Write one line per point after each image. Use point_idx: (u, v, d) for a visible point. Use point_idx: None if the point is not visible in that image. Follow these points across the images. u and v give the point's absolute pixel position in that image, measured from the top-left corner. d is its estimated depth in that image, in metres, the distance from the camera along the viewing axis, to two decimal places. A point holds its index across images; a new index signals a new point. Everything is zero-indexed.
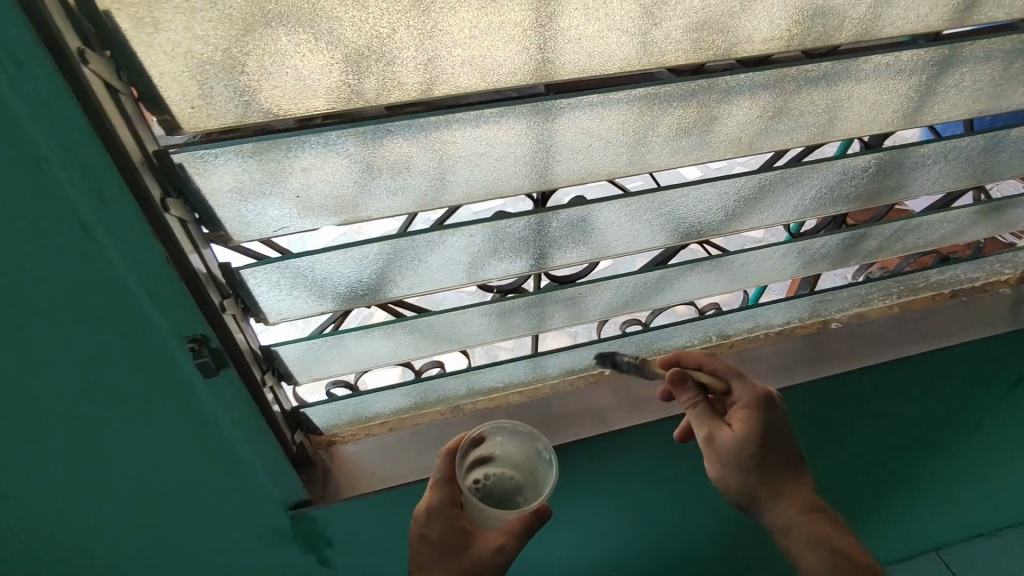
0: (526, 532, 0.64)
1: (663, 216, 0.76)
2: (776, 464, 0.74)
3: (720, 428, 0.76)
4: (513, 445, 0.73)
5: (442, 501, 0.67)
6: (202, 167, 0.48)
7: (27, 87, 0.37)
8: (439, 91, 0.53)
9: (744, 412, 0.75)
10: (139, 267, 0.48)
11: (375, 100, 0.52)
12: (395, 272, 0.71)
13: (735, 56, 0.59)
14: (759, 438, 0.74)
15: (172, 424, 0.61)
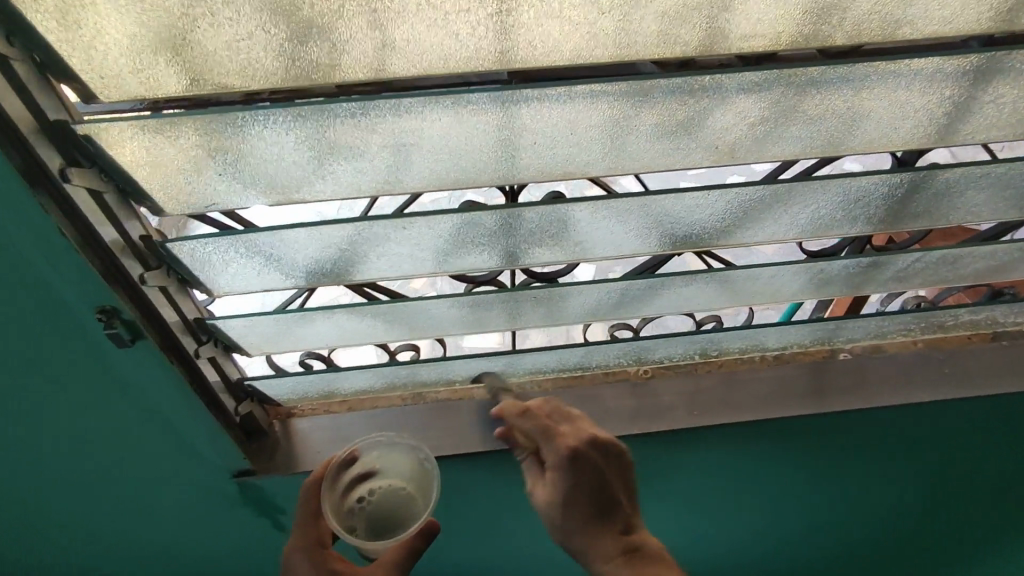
0: (411, 556, 0.65)
1: (644, 222, 0.71)
2: (588, 518, 0.65)
3: (537, 484, 0.69)
4: (395, 458, 0.73)
5: (307, 543, 0.68)
6: (111, 138, 0.47)
7: None
8: (391, 71, 0.50)
9: (549, 476, 0.67)
10: (36, 233, 0.50)
11: (320, 78, 0.49)
12: (345, 257, 0.69)
13: (733, 52, 0.52)
14: (561, 500, 0.66)
15: (100, 382, 0.63)
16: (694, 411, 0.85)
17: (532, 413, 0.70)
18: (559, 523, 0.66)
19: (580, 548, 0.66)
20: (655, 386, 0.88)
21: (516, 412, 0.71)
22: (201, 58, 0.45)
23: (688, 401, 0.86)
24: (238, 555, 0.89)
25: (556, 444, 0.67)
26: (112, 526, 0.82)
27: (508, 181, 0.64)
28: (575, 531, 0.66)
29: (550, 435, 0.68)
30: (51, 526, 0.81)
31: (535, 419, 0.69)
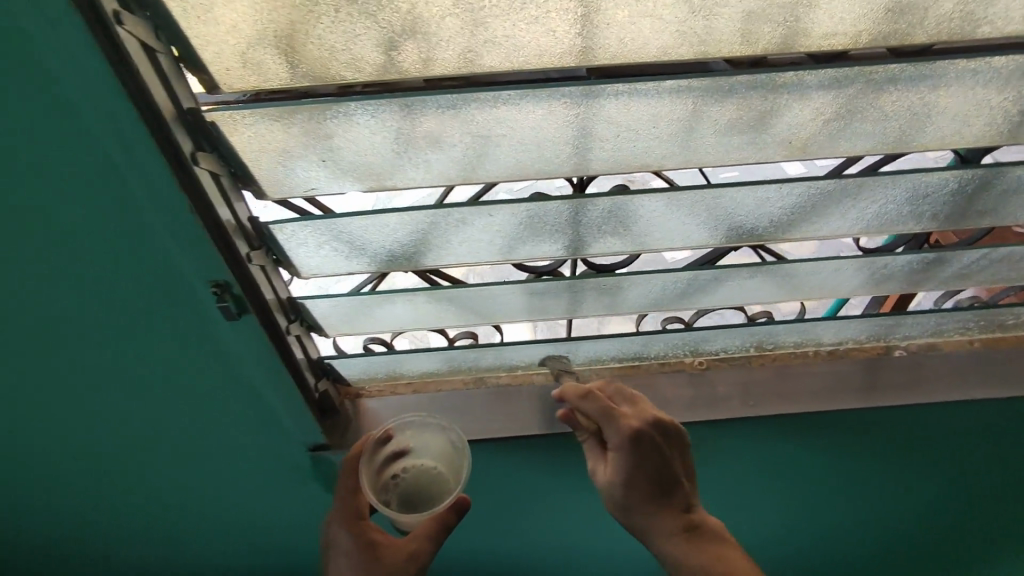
0: (445, 527, 0.74)
1: (707, 216, 0.73)
2: (646, 496, 0.74)
3: (599, 463, 0.78)
4: (427, 438, 0.80)
5: (345, 514, 0.78)
6: (234, 126, 0.51)
7: (60, 41, 0.42)
8: (476, 66, 0.53)
9: (611, 456, 0.76)
10: (167, 214, 0.53)
11: (411, 71, 0.53)
12: (422, 243, 0.73)
13: (803, 49, 0.54)
14: (620, 479, 0.75)
15: (200, 357, 0.67)
16: (753, 402, 0.86)
17: (593, 398, 0.77)
18: (621, 499, 0.75)
19: (637, 522, 0.75)
20: (710, 377, 0.89)
21: (578, 397, 0.78)
22: (305, 53, 0.49)
23: (746, 392, 0.87)
24: (305, 526, 0.95)
25: (618, 426, 0.75)
26: (192, 493, 0.87)
27: (581, 172, 0.67)
28: (633, 506, 0.75)
29: (613, 418, 0.76)
30: (137, 495, 0.87)
31: (599, 403, 0.77)
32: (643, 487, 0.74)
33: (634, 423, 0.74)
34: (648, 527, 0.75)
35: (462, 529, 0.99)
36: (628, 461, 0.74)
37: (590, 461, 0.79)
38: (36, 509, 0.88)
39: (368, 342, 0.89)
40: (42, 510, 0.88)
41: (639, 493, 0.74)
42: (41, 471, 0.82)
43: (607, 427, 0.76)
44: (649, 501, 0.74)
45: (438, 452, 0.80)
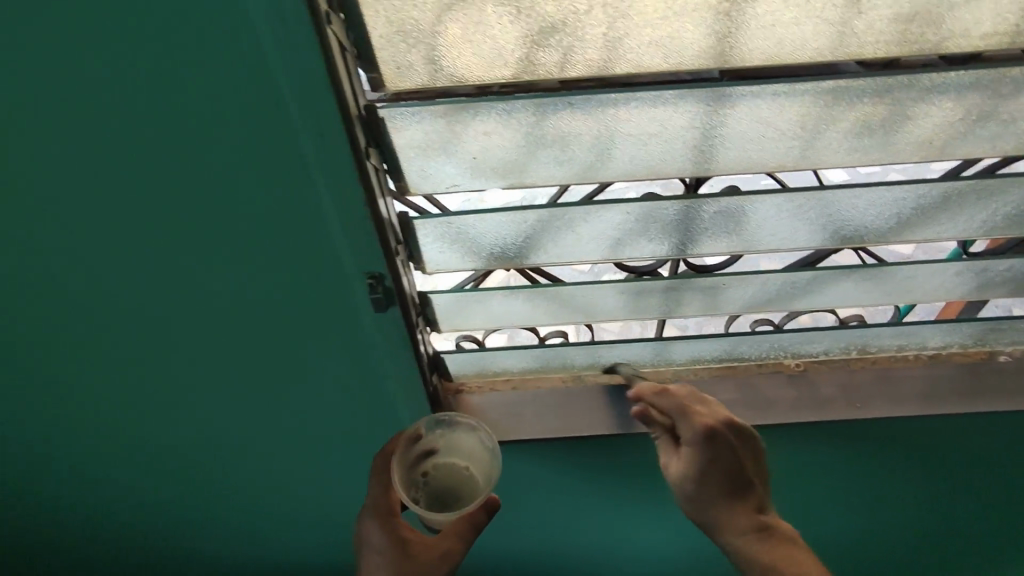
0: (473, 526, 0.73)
1: (824, 215, 0.70)
2: (721, 493, 0.73)
3: (671, 457, 0.76)
4: (459, 436, 0.79)
5: (380, 509, 0.76)
6: (401, 123, 0.55)
7: (282, 41, 0.43)
8: (616, 69, 0.54)
9: (685, 451, 0.74)
10: (342, 208, 0.55)
11: (550, 73, 0.54)
12: (535, 240, 0.71)
13: (932, 50, 0.54)
14: (696, 475, 0.73)
15: (338, 345, 0.69)
16: (858, 404, 0.87)
17: (670, 393, 0.75)
18: (693, 493, 0.74)
19: (715, 518, 0.74)
20: (812, 377, 0.91)
21: (654, 393, 0.76)
22: (442, 47, 0.51)
23: (849, 393, 0.88)
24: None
25: (693, 423, 0.73)
26: (302, 467, 0.92)
27: (697, 175, 0.65)
28: (713, 503, 0.74)
29: (688, 413, 0.74)
30: (248, 469, 0.92)
31: (673, 398, 0.75)
32: (723, 483, 0.73)
33: (721, 420, 0.73)
34: (725, 526, 0.73)
35: (551, 504, 1.03)
36: (710, 456, 0.72)
37: (662, 455, 0.77)
38: (152, 482, 0.94)
39: (460, 340, 0.89)
40: (159, 482, 0.94)
41: (716, 488, 0.73)
42: (163, 447, 0.86)
43: (679, 421, 0.74)
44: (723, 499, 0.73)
45: (467, 453, 0.79)
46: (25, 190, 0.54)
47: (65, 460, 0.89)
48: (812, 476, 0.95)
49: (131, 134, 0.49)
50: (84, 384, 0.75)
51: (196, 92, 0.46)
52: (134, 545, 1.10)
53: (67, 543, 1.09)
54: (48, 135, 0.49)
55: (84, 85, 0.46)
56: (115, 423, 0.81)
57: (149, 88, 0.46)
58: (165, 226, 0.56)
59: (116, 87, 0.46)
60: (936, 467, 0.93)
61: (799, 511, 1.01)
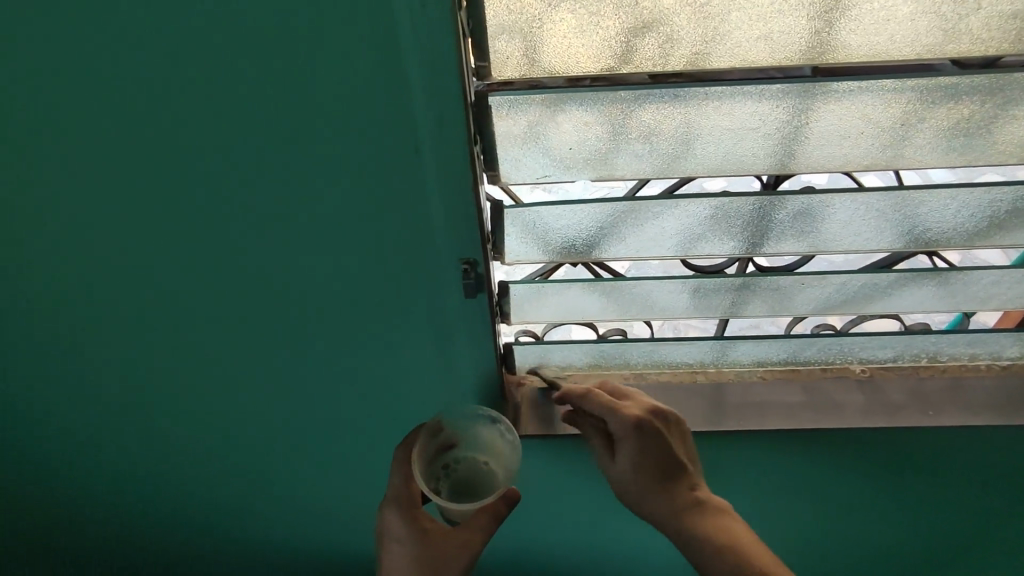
0: (497, 518, 0.71)
1: (905, 216, 0.69)
2: (655, 482, 0.72)
3: (607, 458, 0.76)
4: (477, 428, 0.74)
5: (401, 501, 0.76)
6: (504, 111, 0.56)
7: (419, 25, 0.45)
8: (707, 62, 0.54)
9: (617, 446, 0.73)
10: (448, 193, 0.56)
11: (642, 66, 0.54)
12: (611, 234, 0.71)
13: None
14: (630, 465, 0.72)
15: (419, 331, 0.71)
16: (931, 411, 0.87)
17: (592, 393, 0.76)
18: (631, 486, 0.73)
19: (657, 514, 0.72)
20: (879, 383, 0.90)
21: (578, 396, 0.76)
22: (548, 34, 0.51)
23: (919, 401, 0.88)
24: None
25: (620, 415, 0.73)
26: (362, 455, 0.93)
27: (780, 173, 0.65)
28: (648, 496, 0.72)
29: (613, 408, 0.74)
30: (312, 454, 0.93)
31: (599, 398, 0.75)
32: (649, 470, 0.72)
33: (637, 410, 0.73)
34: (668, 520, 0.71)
35: (603, 503, 1.03)
36: (637, 445, 0.72)
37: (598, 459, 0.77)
38: (216, 465, 0.95)
39: (518, 333, 0.88)
40: (223, 465, 0.95)
41: (649, 478, 0.72)
42: (233, 428, 0.88)
43: (606, 416, 0.74)
44: (656, 488, 0.71)
45: (488, 445, 0.75)
46: (149, 161, 0.56)
47: (135, 440, 0.91)
48: (872, 483, 0.94)
49: (261, 106, 0.51)
50: (170, 359, 0.77)
51: (329, 72, 0.48)
52: (186, 533, 1.11)
53: (121, 529, 1.10)
54: (181, 106, 0.52)
55: (225, 60, 0.48)
56: (188, 401, 0.83)
57: (285, 62, 0.48)
58: (275, 201, 0.58)
59: (254, 60, 0.48)
60: (1002, 478, 0.92)
61: (855, 518, 1.00)
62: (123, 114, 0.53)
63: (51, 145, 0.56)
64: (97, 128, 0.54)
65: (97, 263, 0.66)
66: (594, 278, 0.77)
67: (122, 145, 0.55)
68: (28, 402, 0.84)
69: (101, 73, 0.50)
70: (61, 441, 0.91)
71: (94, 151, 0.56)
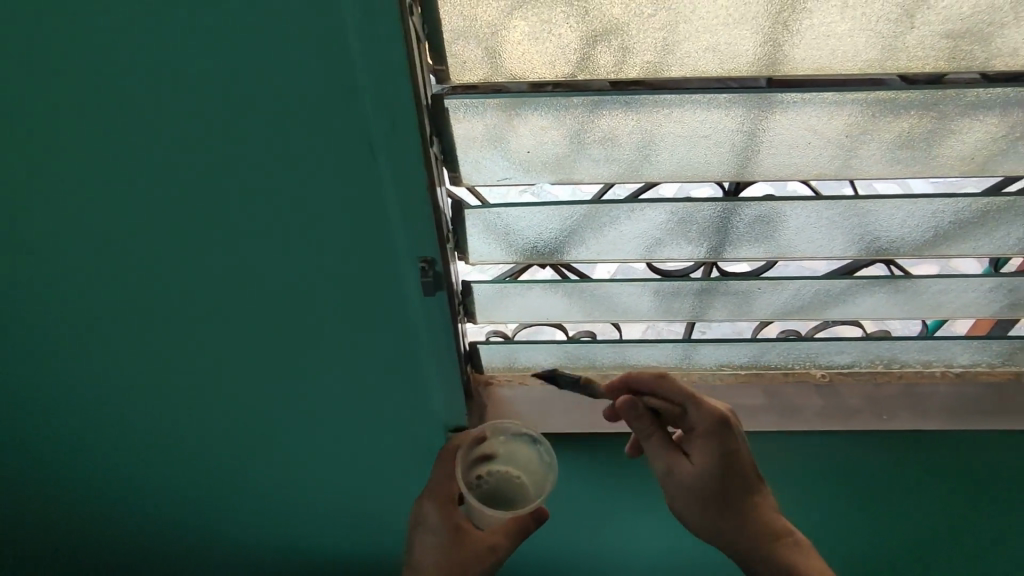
0: (522, 531, 0.80)
1: (856, 224, 0.71)
2: (738, 480, 0.79)
3: (680, 461, 0.78)
4: (516, 446, 0.80)
5: (439, 494, 0.85)
6: (463, 114, 0.58)
7: (371, 29, 0.46)
8: (660, 72, 0.56)
9: (700, 442, 0.78)
10: (405, 192, 0.57)
11: (602, 74, 0.56)
12: (572, 237, 0.73)
13: (976, 68, 0.55)
14: (716, 463, 0.77)
15: (381, 329, 0.72)
16: (884, 416, 0.89)
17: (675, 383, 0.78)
18: (710, 485, 0.77)
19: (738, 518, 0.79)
20: (838, 388, 0.92)
21: (659, 381, 0.78)
22: (503, 40, 0.53)
23: (876, 405, 0.90)
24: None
25: (705, 412, 0.78)
26: (329, 454, 0.94)
27: (736, 180, 0.67)
28: (727, 493, 0.78)
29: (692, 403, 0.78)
30: (279, 454, 0.93)
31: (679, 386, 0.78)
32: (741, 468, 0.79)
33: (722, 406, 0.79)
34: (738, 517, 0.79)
35: (570, 506, 1.04)
36: (732, 444, 0.77)
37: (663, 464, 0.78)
38: (184, 464, 0.95)
39: (489, 333, 0.90)
40: (192, 464, 0.95)
41: (734, 476, 0.78)
42: (200, 428, 0.88)
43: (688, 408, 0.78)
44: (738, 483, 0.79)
45: (525, 463, 0.80)
46: (111, 159, 0.57)
47: (102, 438, 0.90)
48: (831, 486, 0.96)
49: (218, 107, 0.52)
50: (135, 358, 0.77)
51: (283, 73, 0.50)
52: (154, 533, 1.11)
53: (87, 530, 1.10)
54: (139, 104, 0.53)
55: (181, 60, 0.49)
56: (152, 400, 0.83)
57: (241, 65, 0.49)
58: (236, 200, 0.59)
59: (211, 62, 0.49)
60: (956, 482, 0.94)
61: (816, 522, 1.02)
62: (82, 112, 0.54)
63: (13, 141, 0.57)
64: (57, 125, 0.55)
65: (59, 259, 0.66)
66: (558, 279, 0.78)
67: (84, 143, 0.56)
68: None
69: (59, 72, 0.51)
70: (26, 439, 0.91)
71: (55, 147, 0.56)
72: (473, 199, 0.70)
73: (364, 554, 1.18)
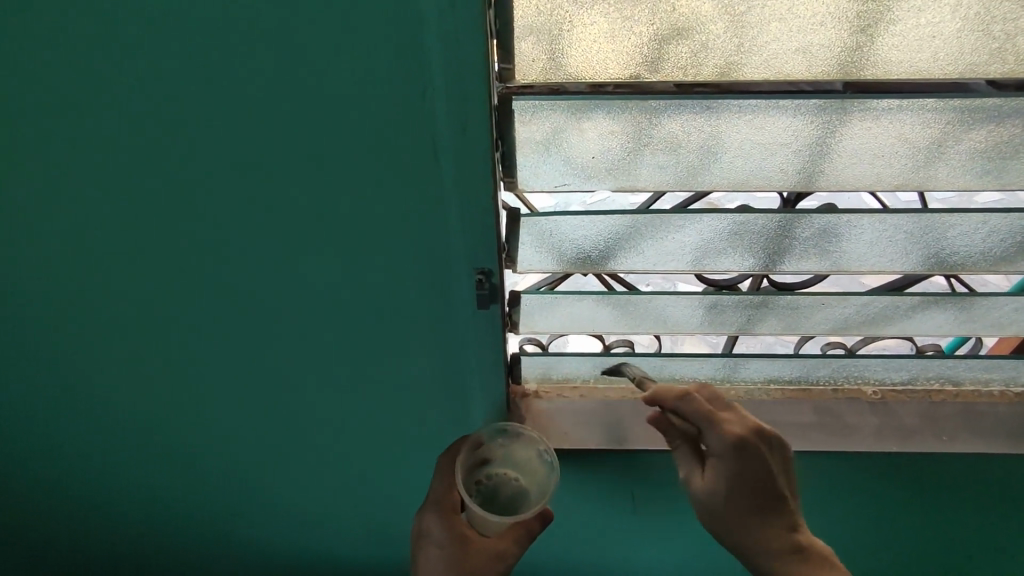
0: (527, 536, 0.74)
1: (930, 239, 0.67)
2: (751, 510, 0.67)
3: (694, 473, 0.71)
4: (516, 447, 0.75)
5: (442, 505, 0.77)
6: (527, 116, 0.54)
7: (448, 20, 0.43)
8: (735, 74, 0.52)
9: (711, 463, 0.68)
10: (464, 197, 0.54)
11: (674, 74, 0.52)
12: (628, 247, 0.69)
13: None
14: (722, 488, 0.67)
15: (425, 338, 0.68)
16: (944, 437, 0.85)
17: (690, 395, 0.68)
18: (718, 510, 0.68)
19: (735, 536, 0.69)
20: (892, 406, 0.89)
21: (674, 396, 0.68)
22: (576, 37, 0.49)
23: (933, 425, 0.86)
24: None
25: (720, 434, 0.67)
26: (357, 462, 0.90)
27: (805, 190, 0.63)
28: (744, 527, 0.68)
29: (715, 421, 0.67)
30: (306, 460, 0.90)
31: (698, 403, 0.68)
32: (759, 496, 0.67)
33: (741, 432, 0.67)
34: (757, 552, 0.68)
35: (603, 521, 1.00)
36: (736, 469, 0.66)
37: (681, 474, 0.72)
38: (206, 468, 0.92)
39: (523, 342, 0.86)
40: (221, 470, 0.93)
41: (744, 504, 0.67)
42: (229, 432, 0.85)
43: (704, 428, 0.68)
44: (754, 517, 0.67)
45: (526, 464, 0.74)
46: (157, 153, 0.54)
47: (129, 441, 0.88)
48: (877, 506, 0.92)
49: (274, 100, 0.49)
50: (171, 359, 0.74)
51: (346, 66, 0.46)
52: (170, 536, 1.08)
53: (103, 532, 1.07)
54: (190, 94, 0.50)
55: (240, 49, 0.46)
56: (180, 402, 0.81)
57: (302, 57, 0.46)
58: (285, 198, 0.56)
59: (275, 53, 0.46)
60: (1011, 509, 0.90)
61: (857, 542, 0.98)
62: (136, 104, 0.51)
63: (57, 132, 0.54)
64: (109, 115, 0.52)
65: (97, 254, 0.64)
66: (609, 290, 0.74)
67: (136, 136, 0.53)
68: (22, 396, 0.82)
69: (111, 58, 0.49)
70: (49, 437, 0.88)
71: (107, 140, 0.54)
72: (526, 207, 0.66)
73: (389, 564, 1.15)
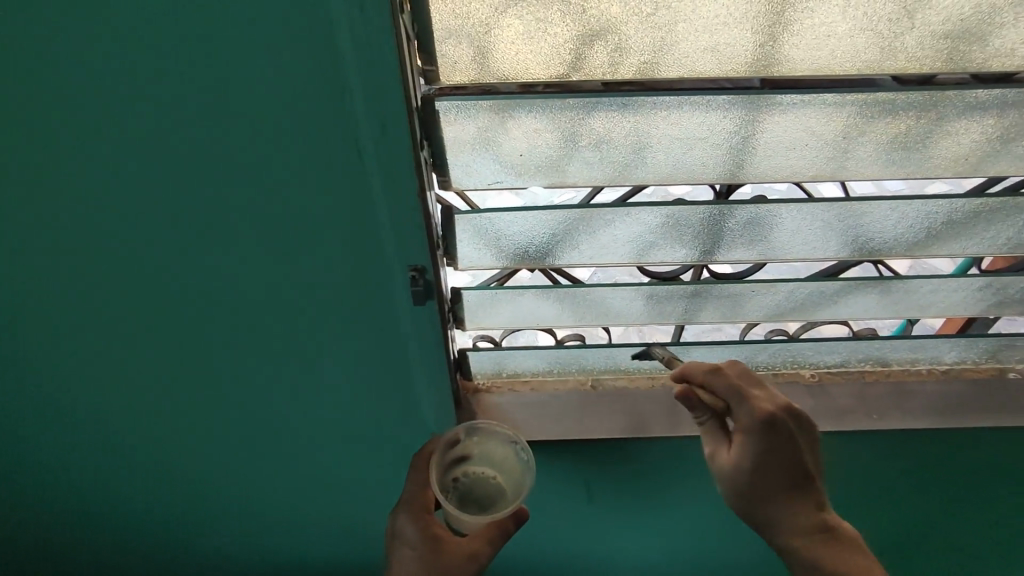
0: (501, 537, 0.74)
1: (849, 226, 0.71)
2: (782, 486, 0.71)
3: (721, 447, 0.74)
4: (492, 444, 0.76)
5: (414, 505, 0.77)
6: (453, 117, 0.55)
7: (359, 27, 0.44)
8: (652, 72, 0.54)
9: (737, 438, 0.71)
10: (392, 197, 0.55)
11: (593, 74, 0.54)
12: (564, 241, 0.71)
13: (971, 69, 0.55)
14: (751, 464, 0.71)
15: (367, 337, 0.69)
16: (874, 415, 0.89)
17: (723, 374, 0.71)
18: (745, 485, 0.72)
19: (772, 517, 0.73)
20: (828, 388, 0.93)
21: (705, 372, 0.72)
22: (496, 40, 0.51)
23: (865, 404, 0.91)
24: None
25: (748, 409, 0.70)
26: (310, 464, 0.91)
27: (729, 182, 0.66)
28: (773, 501, 0.72)
29: (744, 396, 0.70)
30: (257, 465, 0.90)
31: (725, 380, 0.71)
32: (788, 472, 0.71)
33: (777, 409, 0.70)
34: (775, 522, 0.73)
35: (559, 512, 1.02)
36: (770, 446, 0.70)
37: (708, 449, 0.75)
38: (156, 477, 0.91)
39: (476, 339, 0.88)
40: (172, 479, 0.92)
41: (777, 479, 0.71)
42: (176, 440, 0.84)
43: (733, 404, 0.71)
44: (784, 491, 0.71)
45: (500, 462, 0.76)
46: (78, 163, 0.54)
47: (72, 455, 0.86)
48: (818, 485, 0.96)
49: (195, 107, 0.50)
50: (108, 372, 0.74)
51: (264, 72, 0.47)
52: (123, 548, 1.07)
53: (54, 546, 1.05)
54: (109, 103, 0.50)
55: (154, 58, 0.47)
56: (123, 412, 0.79)
57: (219, 64, 0.47)
58: (215, 202, 0.56)
59: (190, 60, 0.47)
60: (941, 480, 0.95)
61: None
62: (48, 116, 0.51)
63: None
64: (19, 129, 0.52)
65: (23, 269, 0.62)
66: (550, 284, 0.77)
67: (50, 149, 0.53)
68: None
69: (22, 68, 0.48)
70: None
71: (21, 151, 0.53)
72: (463, 204, 0.67)
73: (352, 566, 1.15)
